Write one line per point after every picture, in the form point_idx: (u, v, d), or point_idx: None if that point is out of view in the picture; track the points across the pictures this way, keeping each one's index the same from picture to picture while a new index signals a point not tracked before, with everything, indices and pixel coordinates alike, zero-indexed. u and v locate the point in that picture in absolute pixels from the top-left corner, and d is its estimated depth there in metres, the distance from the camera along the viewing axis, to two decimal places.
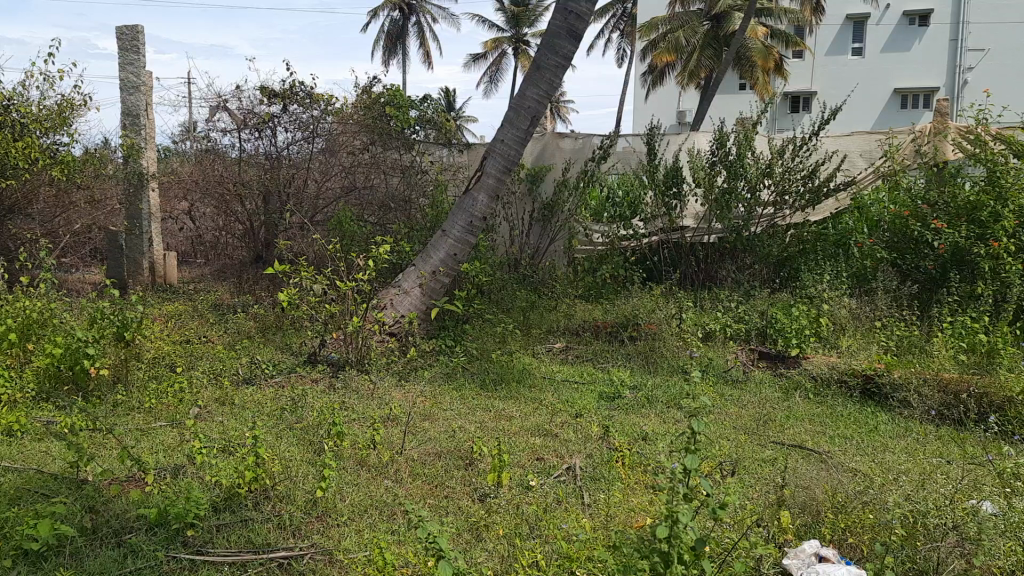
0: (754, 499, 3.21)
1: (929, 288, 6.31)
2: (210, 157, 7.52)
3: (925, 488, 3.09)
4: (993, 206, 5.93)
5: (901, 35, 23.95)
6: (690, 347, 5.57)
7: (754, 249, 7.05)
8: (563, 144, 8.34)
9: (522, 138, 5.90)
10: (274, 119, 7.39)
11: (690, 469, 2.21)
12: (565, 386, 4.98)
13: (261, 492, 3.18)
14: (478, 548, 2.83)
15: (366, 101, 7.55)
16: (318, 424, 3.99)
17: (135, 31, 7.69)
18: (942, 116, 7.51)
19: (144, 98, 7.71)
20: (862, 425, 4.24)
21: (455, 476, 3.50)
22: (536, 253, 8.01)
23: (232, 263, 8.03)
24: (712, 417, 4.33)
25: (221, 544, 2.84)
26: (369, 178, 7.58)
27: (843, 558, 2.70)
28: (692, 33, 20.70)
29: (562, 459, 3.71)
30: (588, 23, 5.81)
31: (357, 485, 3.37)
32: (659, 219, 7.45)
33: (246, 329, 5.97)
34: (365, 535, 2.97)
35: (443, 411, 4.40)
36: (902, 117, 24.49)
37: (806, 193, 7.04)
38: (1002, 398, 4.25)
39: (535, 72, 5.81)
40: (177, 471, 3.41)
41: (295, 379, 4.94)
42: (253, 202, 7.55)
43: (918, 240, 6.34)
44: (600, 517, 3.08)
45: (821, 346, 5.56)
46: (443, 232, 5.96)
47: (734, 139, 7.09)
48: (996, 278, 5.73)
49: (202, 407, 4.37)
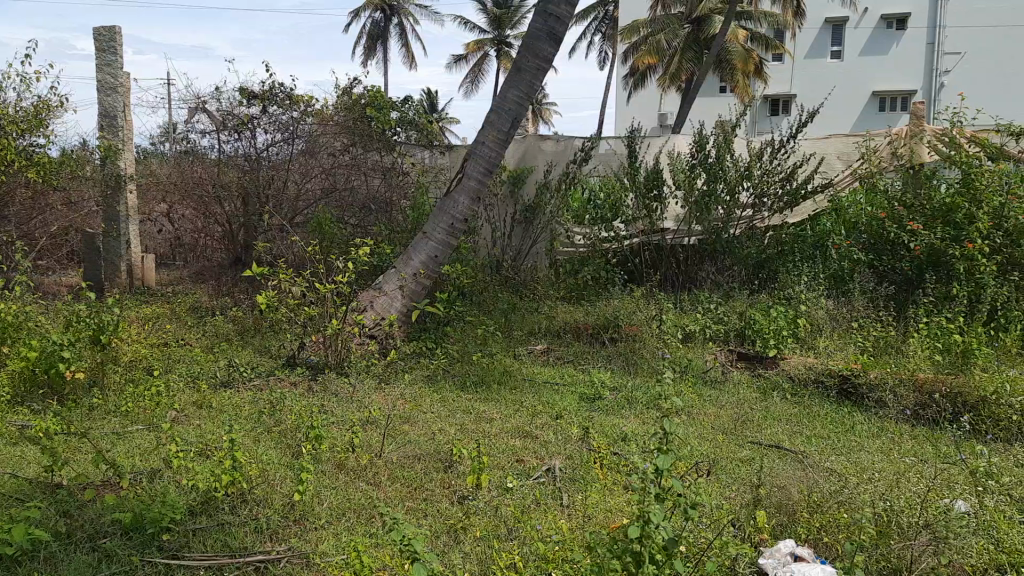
0: (730, 499, 3.23)
1: (905, 288, 6.40)
2: (189, 158, 7.47)
3: (898, 488, 3.13)
4: (967, 208, 6.02)
5: (878, 39, 24.26)
6: (669, 348, 5.62)
7: (734, 251, 7.04)
8: (545, 145, 8.36)
9: (503, 140, 5.91)
10: (253, 121, 7.28)
11: (662, 469, 2.22)
12: (545, 386, 5.00)
13: (238, 496, 3.17)
14: (454, 549, 2.84)
15: (347, 102, 7.58)
16: (296, 428, 3.97)
17: (112, 32, 7.62)
18: (918, 120, 7.58)
19: (122, 99, 7.63)
20: (838, 425, 4.29)
21: (435, 477, 3.51)
22: (519, 254, 8.06)
23: (211, 265, 7.97)
24: (687, 418, 4.35)
25: (197, 547, 2.82)
26: (350, 179, 7.57)
27: (818, 557, 2.73)
28: (674, 37, 20.74)
29: (541, 461, 3.73)
30: (568, 26, 5.83)
31: (335, 488, 3.36)
32: (640, 221, 7.44)
33: (225, 332, 5.94)
34: (342, 539, 2.94)
35: (423, 413, 4.40)
36: (879, 118, 24.60)
37: (784, 195, 7.13)
38: (976, 397, 4.30)
39: (515, 74, 5.81)
40: (154, 475, 3.39)
41: (274, 383, 4.91)
42: (231, 204, 7.47)
43: (893, 240, 6.43)
44: (578, 518, 3.08)
45: (798, 347, 5.61)
46: (426, 234, 5.94)
47: (715, 142, 7.17)
48: (971, 279, 5.81)
49: (179, 410, 4.34)
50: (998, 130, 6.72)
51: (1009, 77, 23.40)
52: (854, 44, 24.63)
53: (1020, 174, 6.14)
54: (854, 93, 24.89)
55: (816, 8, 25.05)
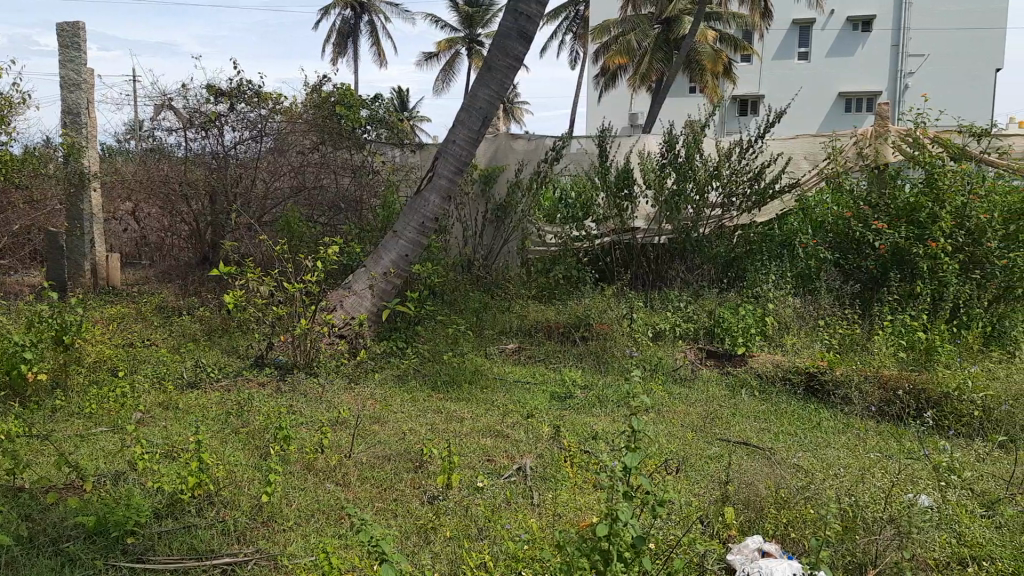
0: (698, 496, 3.25)
1: (871, 286, 6.51)
2: (156, 156, 7.38)
3: (863, 482, 3.17)
4: (931, 207, 6.12)
5: (844, 40, 24.63)
6: (639, 346, 5.65)
7: (703, 249, 7.21)
8: (517, 144, 8.34)
9: (474, 139, 5.91)
10: (221, 118, 7.20)
11: (630, 467, 2.22)
12: (517, 386, 4.99)
13: (205, 498, 3.13)
14: (424, 550, 2.82)
15: (316, 100, 7.50)
16: (264, 429, 3.92)
17: (75, 27, 7.49)
18: (883, 120, 7.69)
19: (86, 96, 7.51)
20: (804, 421, 4.34)
21: (405, 477, 3.49)
22: (490, 254, 8.10)
23: (177, 265, 7.86)
24: (656, 416, 4.38)
25: (163, 550, 2.79)
26: (320, 178, 7.53)
27: (786, 553, 2.75)
28: (644, 36, 20.88)
29: (512, 460, 3.72)
30: (538, 25, 5.83)
31: (303, 489, 3.33)
32: (611, 220, 7.40)
33: (192, 332, 5.86)
34: (311, 541, 2.91)
35: (393, 413, 4.38)
36: (845, 119, 25.10)
37: (752, 194, 7.17)
38: (939, 393, 4.38)
39: (486, 72, 5.80)
40: (117, 478, 3.33)
41: (242, 384, 4.85)
42: (199, 202, 7.41)
43: (860, 240, 6.49)
44: (548, 517, 3.08)
45: (766, 344, 5.67)
46: (396, 233, 5.90)
47: (684, 142, 7.20)
48: (934, 277, 5.91)
49: (145, 411, 4.28)
50: (960, 130, 6.84)
51: (972, 81, 23.82)
52: (821, 45, 24.96)
53: (982, 173, 6.23)
54: (821, 94, 25.22)
55: (783, 9, 25.35)
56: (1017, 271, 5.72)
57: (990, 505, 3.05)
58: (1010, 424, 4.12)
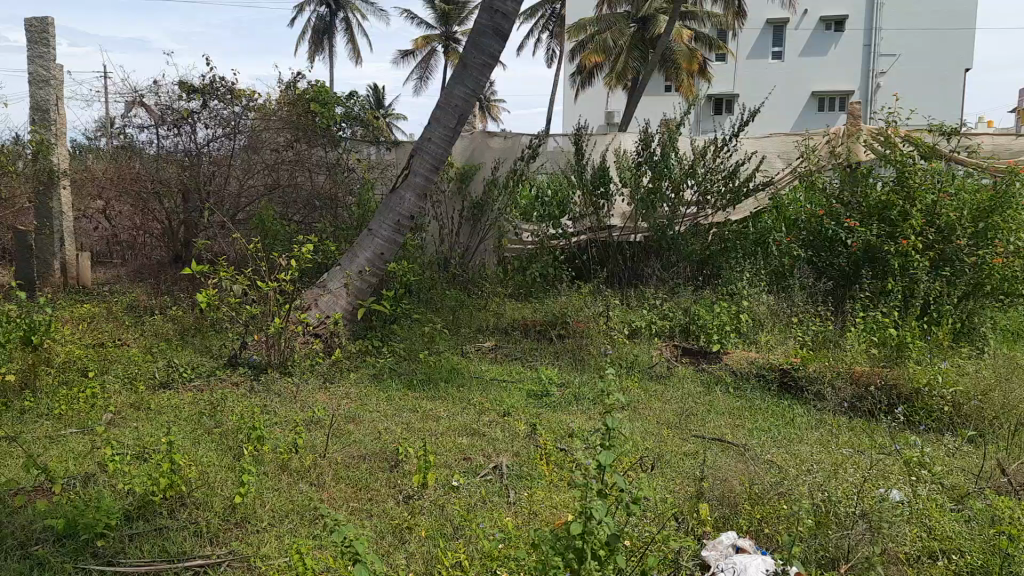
0: (673, 493, 3.27)
1: (843, 283, 6.58)
2: (127, 154, 7.24)
3: (835, 478, 3.19)
4: (902, 206, 6.21)
5: (818, 40, 24.86)
6: (615, 343, 5.67)
7: (678, 248, 7.16)
8: (493, 142, 8.30)
9: (450, 137, 5.89)
10: (194, 115, 7.10)
11: (605, 465, 2.21)
12: (492, 384, 4.97)
13: (176, 499, 3.08)
14: (399, 550, 2.81)
15: (291, 97, 7.42)
16: (237, 429, 3.88)
17: (45, 22, 7.37)
18: (855, 118, 7.77)
19: (55, 92, 7.38)
20: (778, 417, 4.38)
21: (380, 477, 3.47)
22: (466, 253, 8.08)
23: (149, 264, 7.75)
24: (632, 414, 4.39)
25: (134, 553, 2.75)
26: (294, 176, 7.48)
27: (759, 548, 2.77)
28: (619, 35, 20.84)
29: (488, 459, 3.71)
30: (514, 23, 5.82)
31: (278, 490, 3.29)
32: (587, 218, 7.52)
33: (164, 332, 5.79)
34: (285, 541, 2.89)
35: (369, 412, 4.35)
36: (818, 118, 25.33)
37: (727, 193, 7.24)
38: (910, 389, 4.44)
39: (461, 70, 5.78)
40: (88, 480, 3.29)
41: (214, 384, 4.79)
42: (172, 200, 7.32)
43: (832, 238, 6.58)
44: (524, 515, 3.08)
45: (741, 341, 5.71)
46: (372, 231, 5.87)
47: (660, 141, 7.24)
48: (905, 274, 5.99)
49: (115, 412, 4.21)
50: (929, 130, 6.93)
51: (942, 79, 24.15)
52: (795, 44, 25.18)
53: (952, 172, 6.30)
54: (795, 93, 25.43)
55: (758, 9, 25.54)
56: (986, 269, 5.77)
57: (960, 500, 3.09)
58: (978, 419, 4.19)
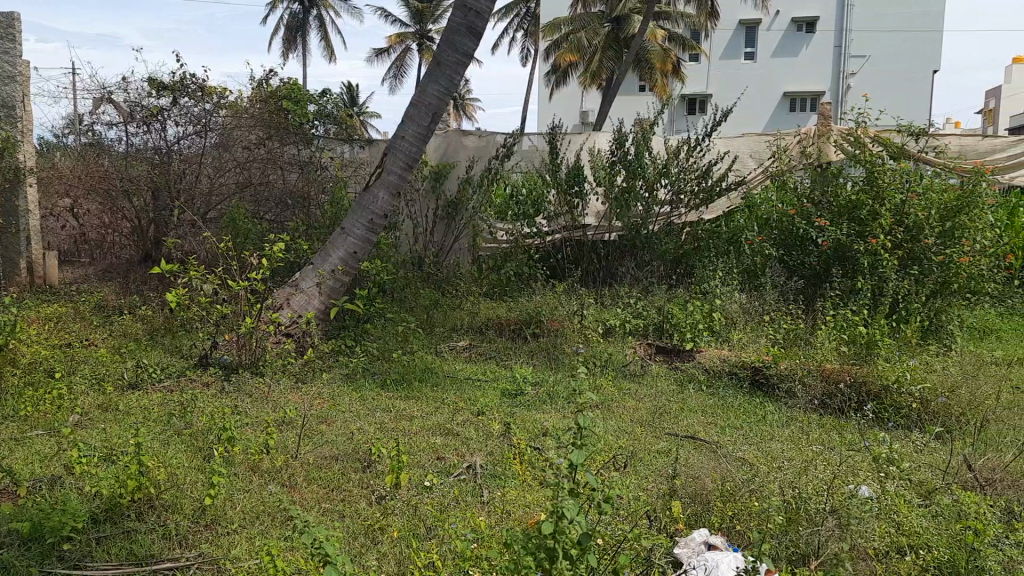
0: (646, 491, 3.29)
1: (814, 282, 6.65)
2: (95, 152, 7.10)
3: (805, 474, 3.22)
4: (871, 206, 6.29)
5: (789, 40, 25.13)
6: (589, 342, 5.69)
7: (652, 246, 7.25)
8: (467, 141, 8.28)
9: (423, 135, 5.85)
10: (164, 113, 6.99)
11: (576, 464, 2.19)
12: (467, 383, 4.97)
13: (145, 502, 3.03)
14: (371, 551, 2.79)
15: (263, 95, 7.39)
16: (207, 429, 3.84)
17: (10, 18, 7.20)
18: (825, 119, 7.86)
19: (21, 89, 7.25)
20: (751, 415, 4.41)
21: (353, 477, 3.45)
22: (441, 252, 8.05)
23: (118, 263, 7.63)
24: (606, 412, 4.41)
25: (101, 557, 2.70)
26: (266, 174, 7.40)
27: (731, 545, 2.79)
28: (593, 36, 21.14)
29: (462, 458, 3.71)
30: (487, 21, 5.81)
31: (248, 491, 3.26)
32: (562, 217, 7.57)
33: (133, 331, 5.72)
34: (256, 543, 2.86)
35: (341, 412, 4.32)
36: (790, 118, 25.64)
37: (700, 192, 7.32)
38: (879, 386, 4.48)
39: (435, 68, 5.76)
40: (54, 482, 3.23)
41: (184, 384, 4.74)
42: (141, 198, 7.18)
43: (803, 237, 6.68)
44: (497, 515, 3.08)
45: (713, 339, 5.74)
46: (345, 230, 5.82)
47: (634, 140, 7.27)
48: (874, 273, 6.06)
49: (82, 414, 4.14)
50: (898, 130, 7.01)
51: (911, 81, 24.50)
52: (767, 45, 25.44)
53: (919, 172, 6.39)
54: (767, 94, 25.67)
55: (730, 10, 25.76)
56: (953, 267, 5.88)
57: (927, 495, 3.13)
58: (946, 415, 4.25)
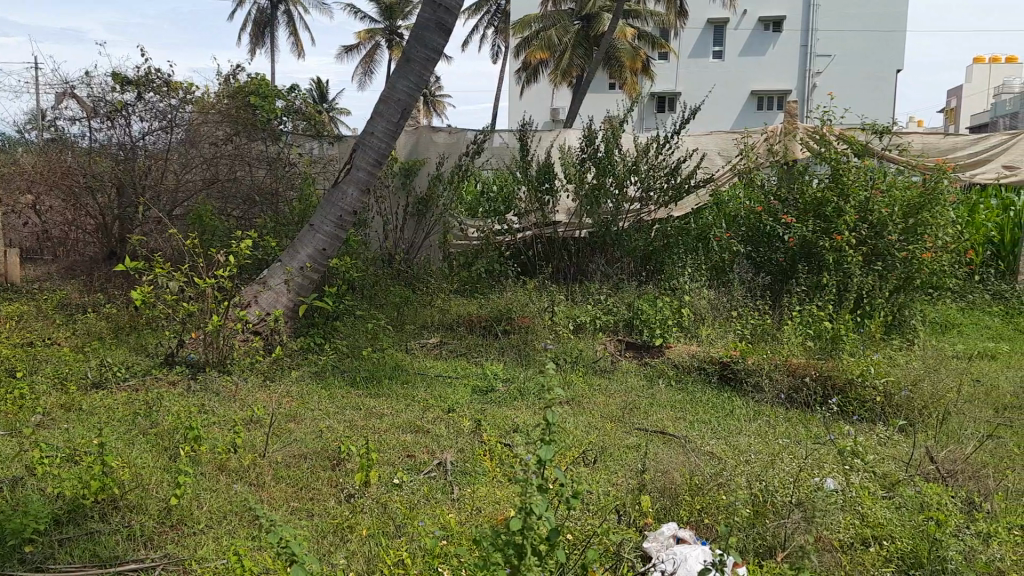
0: (616, 485, 3.30)
1: (781, 279, 6.74)
2: (57, 147, 6.97)
3: (772, 468, 3.25)
4: (837, 202, 6.36)
5: (756, 40, 25.39)
6: (559, 338, 5.71)
7: (622, 243, 7.32)
8: (437, 137, 8.26)
9: (393, 131, 5.81)
10: (128, 108, 6.88)
11: (545, 459, 2.17)
12: (437, 380, 4.96)
13: (108, 502, 2.98)
14: (339, 550, 2.78)
15: (230, 90, 7.34)
16: (173, 429, 3.79)
17: None
18: (791, 117, 7.94)
19: None
20: (719, 410, 4.45)
21: (322, 476, 3.42)
22: (411, 249, 8.02)
23: (82, 261, 7.51)
24: (575, 408, 4.43)
25: (63, 559, 2.66)
26: (233, 169, 7.32)
27: (699, 538, 2.81)
28: (564, 32, 21.16)
29: (432, 456, 3.70)
30: (456, 17, 5.80)
31: (214, 491, 3.22)
32: (532, 214, 7.50)
33: (97, 329, 5.63)
34: (223, 543, 2.84)
35: (309, 410, 4.29)
36: (757, 117, 25.92)
37: (668, 190, 7.32)
38: (844, 380, 4.54)
39: (404, 64, 5.73)
40: (15, 483, 3.16)
41: (150, 383, 4.66)
42: (105, 195, 7.02)
43: (770, 234, 6.75)
44: (466, 511, 3.08)
45: (682, 335, 5.79)
46: (313, 227, 5.77)
47: (604, 138, 7.29)
48: (839, 268, 6.13)
49: (45, 414, 4.07)
50: (862, 129, 7.10)
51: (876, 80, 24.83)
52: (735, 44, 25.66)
53: (883, 170, 6.48)
54: (735, 92, 25.87)
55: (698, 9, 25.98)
56: (915, 263, 6.02)
57: (891, 488, 3.17)
58: (908, 409, 4.33)
